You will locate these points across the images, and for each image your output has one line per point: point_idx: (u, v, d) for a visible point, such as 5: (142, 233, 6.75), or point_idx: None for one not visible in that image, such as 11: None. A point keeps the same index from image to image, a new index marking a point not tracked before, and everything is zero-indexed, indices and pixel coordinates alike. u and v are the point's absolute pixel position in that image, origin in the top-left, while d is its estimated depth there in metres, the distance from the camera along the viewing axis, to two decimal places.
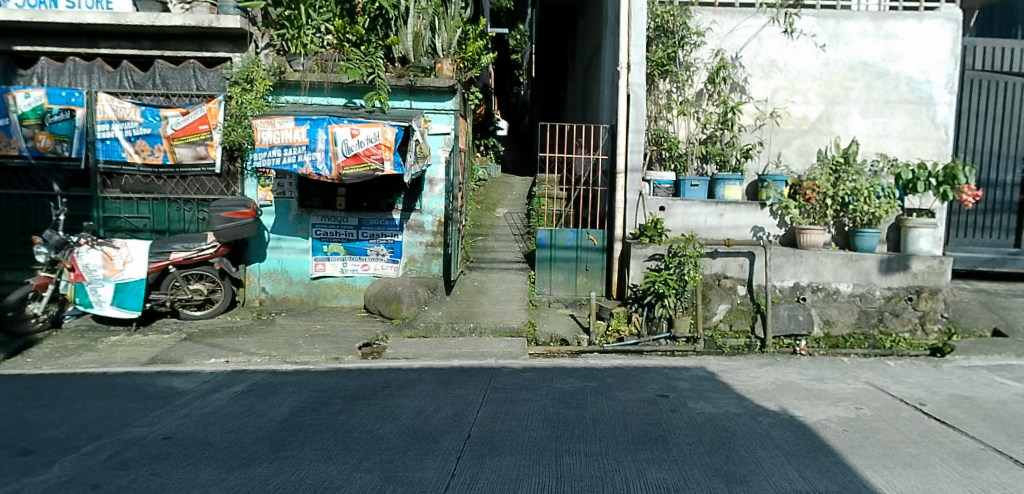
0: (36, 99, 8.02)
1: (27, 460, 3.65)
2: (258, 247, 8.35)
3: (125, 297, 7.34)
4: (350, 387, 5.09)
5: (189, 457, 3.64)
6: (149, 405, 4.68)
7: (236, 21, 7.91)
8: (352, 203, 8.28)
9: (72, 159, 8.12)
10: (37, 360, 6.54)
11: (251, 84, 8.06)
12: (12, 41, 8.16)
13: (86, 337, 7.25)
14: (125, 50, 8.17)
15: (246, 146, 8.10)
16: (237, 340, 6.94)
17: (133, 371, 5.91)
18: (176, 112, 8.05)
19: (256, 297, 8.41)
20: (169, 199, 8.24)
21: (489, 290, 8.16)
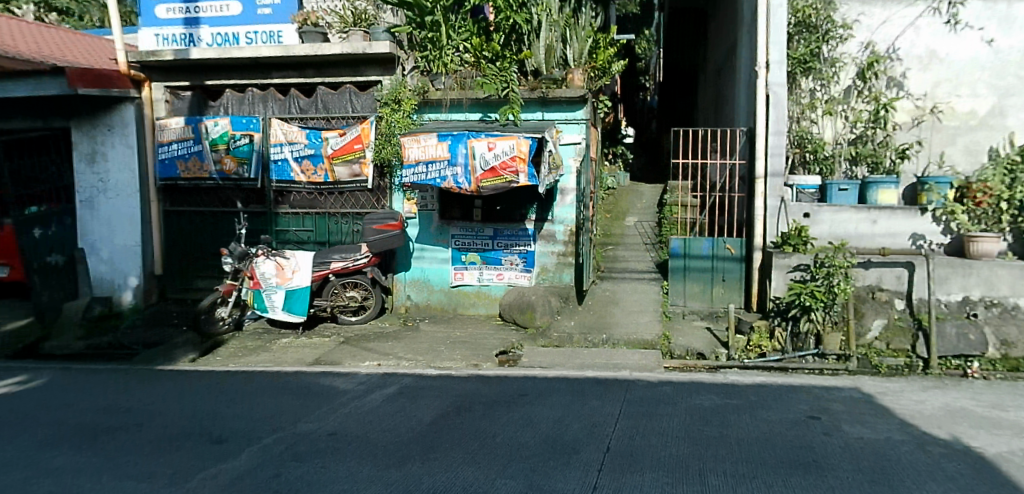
0: (222, 127, 9.01)
1: (220, 449, 4.14)
2: (403, 257, 8.85)
3: (294, 303, 8.10)
4: (492, 393, 5.28)
5: (352, 453, 3.96)
6: (315, 402, 5.13)
7: (386, 47, 8.43)
8: (488, 214, 8.56)
9: (250, 180, 9.09)
10: (222, 358, 7.38)
11: (398, 103, 8.59)
12: (203, 76, 9.28)
13: (261, 338, 8.07)
14: (292, 79, 9.01)
15: (395, 163, 8.70)
16: (387, 345, 7.40)
17: (300, 371, 6.50)
18: (335, 133, 8.72)
19: (402, 304, 8.92)
20: (330, 213, 9.00)
21: (622, 300, 8.10)
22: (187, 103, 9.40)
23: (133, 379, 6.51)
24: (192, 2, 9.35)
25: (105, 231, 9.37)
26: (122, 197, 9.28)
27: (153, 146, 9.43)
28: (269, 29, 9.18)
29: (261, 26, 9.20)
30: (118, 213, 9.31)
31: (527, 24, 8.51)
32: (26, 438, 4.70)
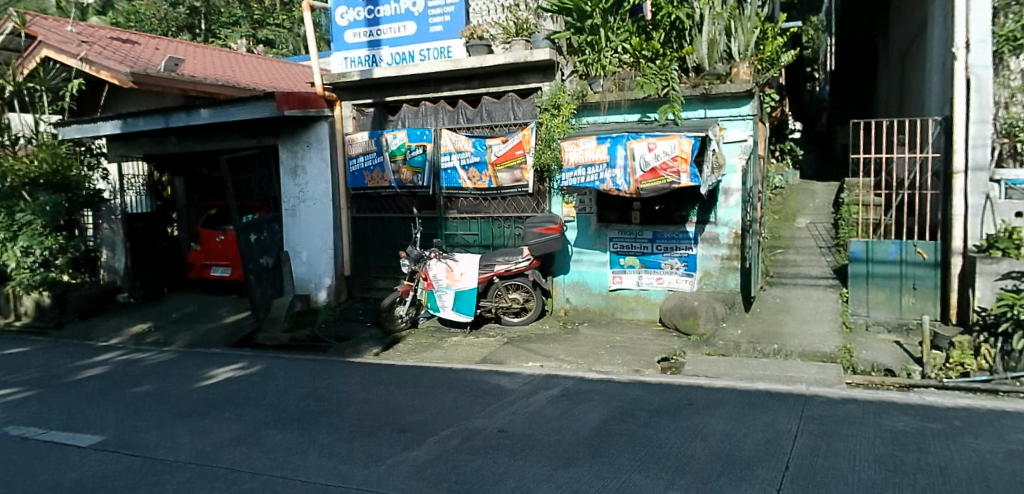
0: (400, 140, 9.68)
1: (404, 437, 4.49)
2: (563, 261, 8.98)
3: (462, 304, 8.55)
4: (657, 401, 5.21)
5: (522, 451, 4.11)
6: (485, 399, 5.38)
7: (546, 53, 8.64)
8: (647, 216, 8.44)
9: (422, 188, 9.69)
10: (400, 353, 7.97)
11: (558, 108, 8.73)
12: (383, 93, 10.08)
13: (433, 336, 8.59)
14: (459, 91, 9.49)
15: (554, 167, 8.83)
16: (549, 347, 7.55)
17: (469, 368, 6.84)
18: (498, 140, 9.08)
19: (562, 307, 9.03)
20: (493, 218, 9.36)
21: (794, 308, 7.65)
22: (370, 118, 10.26)
23: (326, 370, 7.24)
24: (373, 25, 10.16)
25: (303, 236, 10.46)
26: (318, 205, 10.31)
27: (343, 159, 10.39)
28: (440, 45, 9.76)
29: (433, 42, 9.79)
30: (316, 220, 10.36)
31: (688, 20, 8.24)
32: (245, 418, 5.40)
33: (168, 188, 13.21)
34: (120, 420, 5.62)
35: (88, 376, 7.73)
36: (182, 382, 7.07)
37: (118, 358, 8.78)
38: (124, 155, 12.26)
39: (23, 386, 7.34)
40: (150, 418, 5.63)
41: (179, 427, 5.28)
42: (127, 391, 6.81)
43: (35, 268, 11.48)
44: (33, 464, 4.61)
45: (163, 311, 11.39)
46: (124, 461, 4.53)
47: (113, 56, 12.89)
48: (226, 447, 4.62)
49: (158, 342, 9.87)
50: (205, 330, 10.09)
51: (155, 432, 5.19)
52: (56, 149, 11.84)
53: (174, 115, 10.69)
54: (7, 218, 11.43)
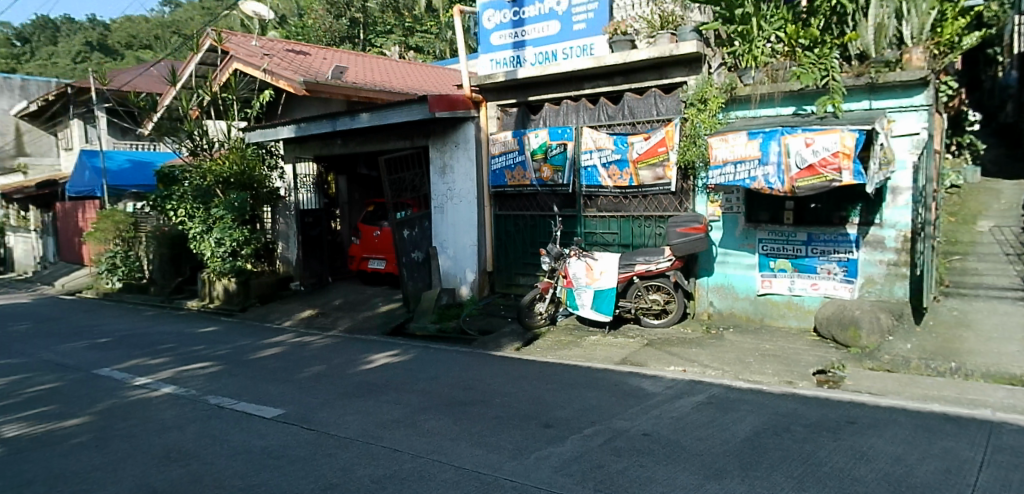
0: (541, 138, 9.84)
1: (549, 433, 4.58)
2: (707, 262, 8.70)
3: (601, 303, 8.51)
4: (814, 416, 4.90)
5: (669, 457, 4.04)
6: (628, 401, 5.35)
7: (693, 46, 8.38)
8: (801, 217, 7.97)
9: (563, 186, 9.76)
10: (541, 350, 8.11)
11: (705, 103, 8.40)
12: (526, 93, 10.26)
13: (573, 334, 8.63)
14: (602, 88, 9.46)
15: (699, 164, 8.55)
16: (692, 351, 7.34)
17: (611, 369, 6.81)
18: (640, 137, 8.94)
19: (705, 311, 8.76)
20: (634, 216, 9.24)
21: (975, 323, 6.86)
22: (513, 117, 10.46)
23: (473, 362, 7.54)
24: (519, 26, 10.39)
25: (451, 232, 11.01)
26: (464, 202, 10.77)
27: (487, 158, 10.71)
28: (583, 43, 9.78)
29: (576, 41, 9.83)
30: (462, 217, 10.88)
31: (852, 4, 7.62)
32: (402, 402, 5.78)
33: (333, 186, 14.25)
34: (296, 396, 6.23)
35: (267, 355, 8.62)
36: (346, 365, 7.69)
37: (291, 341, 9.70)
38: (299, 155, 13.64)
39: (216, 361, 8.34)
40: (320, 396, 6.18)
41: (346, 406, 5.76)
42: (300, 370, 7.51)
43: (226, 257, 12.91)
44: (228, 430, 5.25)
45: (327, 299, 12.42)
46: (301, 433, 5.01)
47: (289, 66, 14.22)
48: (387, 429, 4.97)
49: (323, 327, 10.79)
50: (364, 318, 10.87)
51: (326, 409, 5.70)
52: (244, 152, 13.40)
53: (339, 119, 11.59)
54: (205, 213, 13.12)
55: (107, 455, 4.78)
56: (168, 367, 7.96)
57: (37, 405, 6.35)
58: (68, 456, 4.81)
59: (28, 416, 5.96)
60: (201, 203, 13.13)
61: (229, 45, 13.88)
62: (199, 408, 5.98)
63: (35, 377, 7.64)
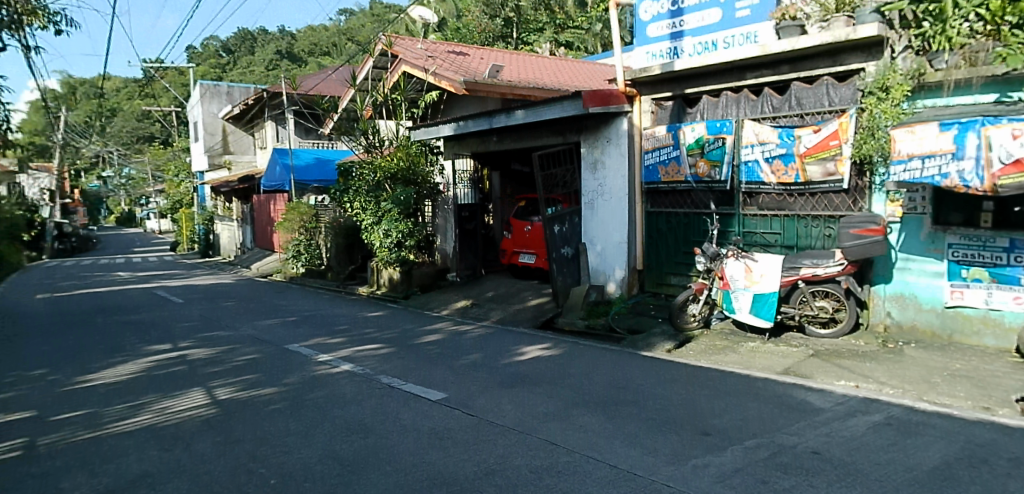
0: (698, 132, 9.54)
1: (708, 441, 4.46)
2: (884, 268, 7.96)
3: (760, 307, 8.09)
4: (1019, 449, 4.34)
5: (842, 479, 3.78)
6: (794, 415, 5.06)
7: (874, 29, 7.56)
8: (1001, 219, 7.05)
9: (720, 182, 9.40)
10: (695, 353, 7.88)
11: (886, 91, 7.67)
12: (683, 85, 9.95)
13: (729, 339, 8.29)
14: (766, 78, 8.94)
15: (877, 159, 7.75)
16: (866, 366, 6.76)
17: (773, 379, 6.47)
18: (809, 130, 8.33)
19: (881, 322, 8.01)
20: (799, 215, 8.66)
21: None
22: (668, 112, 10.16)
23: (624, 361, 7.50)
24: (677, 16, 10.10)
25: (601, 229, 11.00)
26: (615, 198, 10.70)
27: (639, 154, 10.55)
28: (746, 30, 9.34)
29: (739, 28, 9.41)
30: (612, 213, 10.78)
31: None
32: (555, 396, 5.89)
33: (487, 182, 14.44)
34: (457, 382, 6.56)
35: (429, 341, 9.15)
36: (500, 356, 7.97)
37: (449, 329, 10.22)
38: (458, 152, 14.16)
39: (385, 343, 8.99)
40: (478, 384, 6.47)
41: (502, 395, 5.98)
42: (459, 358, 7.90)
43: (392, 247, 13.95)
44: (397, 408, 5.66)
45: (480, 291, 12.90)
46: (463, 418, 5.28)
47: (451, 66, 14.93)
48: (543, 421, 5.10)
49: (477, 317, 11.24)
50: (515, 310, 11.17)
51: (485, 396, 5.95)
52: (409, 148, 14.27)
53: (496, 116, 11.96)
54: (375, 206, 14.27)
55: (298, 422, 5.35)
56: (346, 347, 8.72)
57: (241, 373, 7.23)
58: (268, 421, 5.44)
59: (234, 382, 6.81)
60: (372, 196, 14.27)
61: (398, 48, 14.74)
62: (372, 386, 6.50)
63: (238, 349, 8.69)
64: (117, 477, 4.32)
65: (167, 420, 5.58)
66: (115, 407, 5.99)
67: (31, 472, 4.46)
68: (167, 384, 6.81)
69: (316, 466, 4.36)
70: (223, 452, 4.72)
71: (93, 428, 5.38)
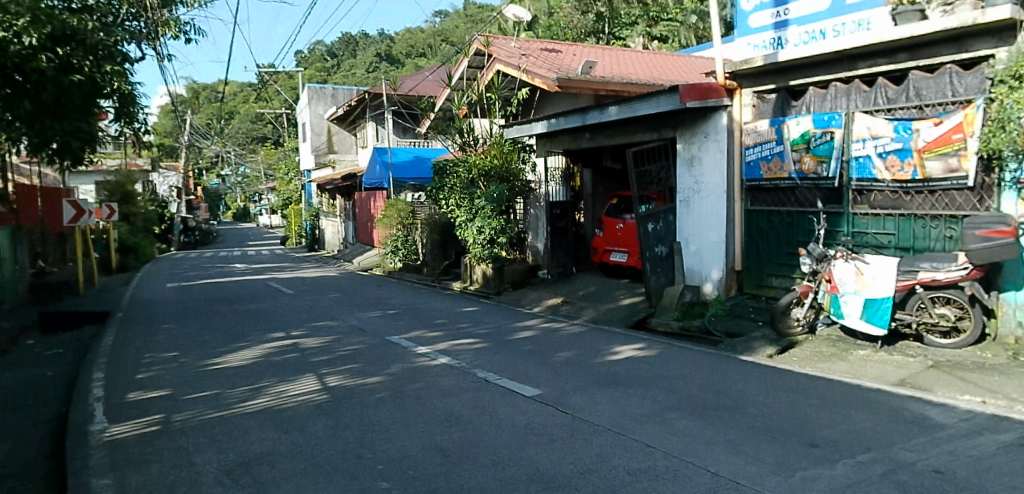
0: (804, 126, 9.12)
1: (816, 453, 4.27)
2: (1015, 273, 7.31)
3: (871, 313, 7.63)
4: None
5: None
6: (912, 430, 4.76)
7: (1008, 11, 6.85)
8: None
9: (827, 179, 8.95)
10: (800, 360, 7.55)
11: (1020, 80, 6.80)
12: (788, 77, 9.49)
13: (837, 346, 7.87)
14: (880, 67, 8.35)
15: (1009, 153, 7.04)
16: (993, 380, 6.25)
17: (887, 390, 6.10)
18: (929, 122, 7.78)
19: (1011, 333, 7.33)
20: (916, 215, 8.08)
21: None
22: (772, 105, 9.77)
23: (722, 365, 7.29)
24: (782, 4, 9.67)
25: (698, 227, 10.72)
26: (713, 196, 10.38)
27: (740, 149, 10.20)
28: (858, 17, 8.83)
29: (850, 15, 8.87)
30: (710, 211, 10.47)
31: None
32: (651, 398, 5.81)
33: (579, 178, 14.50)
34: (551, 379, 6.61)
35: (523, 337, 9.25)
36: (594, 354, 7.95)
37: (542, 326, 10.29)
38: (550, 149, 14.09)
39: (480, 338, 9.17)
40: (572, 382, 6.49)
41: (597, 394, 5.98)
42: (553, 355, 7.94)
43: (485, 244, 14.17)
44: (494, 403, 5.77)
45: (572, 288, 12.88)
46: (559, 416, 5.32)
47: (544, 64, 14.97)
48: (639, 423, 5.06)
49: (569, 315, 11.24)
50: (608, 309, 11.09)
51: (579, 395, 5.97)
52: (502, 146, 14.44)
53: (590, 113, 11.89)
54: (469, 204, 14.50)
55: (401, 412, 5.57)
56: (443, 340, 8.96)
57: (346, 362, 7.60)
58: (373, 408, 5.70)
59: (341, 371, 7.17)
60: (466, 194, 14.52)
61: (492, 48, 15.20)
62: (469, 379, 6.66)
63: (344, 339, 9.13)
64: (241, 454, 4.66)
65: (283, 403, 5.96)
66: (237, 390, 6.45)
67: (167, 446, 4.89)
68: (281, 370, 7.26)
69: (419, 454, 4.53)
70: (334, 436, 4.99)
71: (219, 408, 5.83)
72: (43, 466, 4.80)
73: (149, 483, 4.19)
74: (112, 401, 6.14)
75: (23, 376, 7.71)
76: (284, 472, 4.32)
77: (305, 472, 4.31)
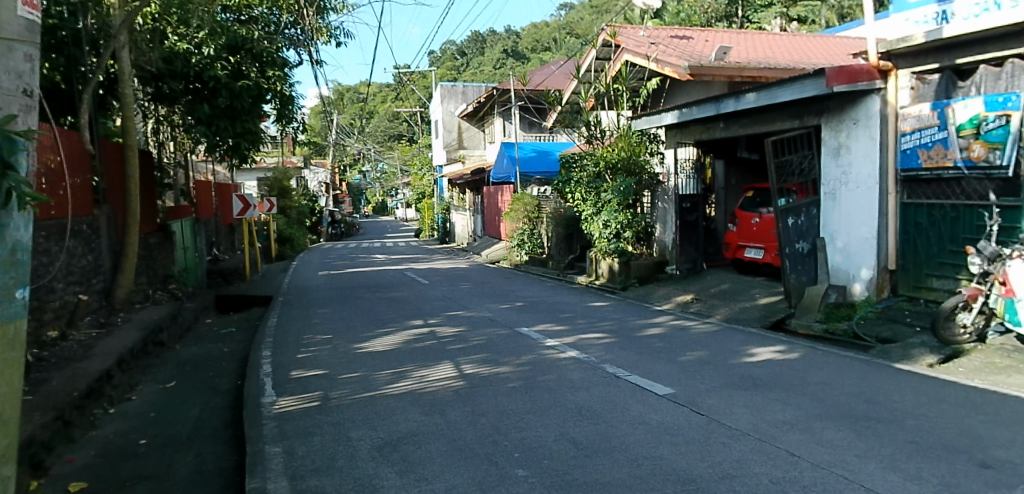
0: (973, 110, 8.23)
1: (991, 476, 3.88)
2: None
3: None
4: None
5: None
6: None
7: None
8: None
9: (1000, 168, 7.99)
10: (967, 371, 6.86)
11: None
12: (954, 55, 8.52)
13: (1013, 357, 7.07)
14: None
15: None
16: None
17: None
18: None
19: None
20: None
21: None
22: (934, 87, 8.75)
23: (872, 373, 6.78)
24: None
25: (846, 221, 10.00)
26: (864, 188, 9.65)
27: (896, 136, 9.31)
28: None
29: None
30: (860, 205, 9.73)
31: None
32: (793, 404, 5.53)
33: (710, 171, 14.19)
34: (684, 378, 6.46)
35: (652, 334, 9.10)
36: (728, 355, 7.66)
37: (673, 323, 10.07)
38: (680, 140, 13.62)
39: (609, 333, 9.13)
40: (707, 382, 6.30)
41: (733, 397, 5.77)
42: (685, 354, 7.75)
43: (611, 238, 14.19)
44: (627, 399, 5.74)
45: (703, 285, 12.46)
46: (694, 416, 5.20)
47: (674, 52, 14.58)
48: (780, 430, 4.83)
49: (701, 313, 10.90)
50: (743, 308, 10.63)
51: (714, 396, 5.79)
52: (630, 138, 14.06)
53: (724, 101, 11.40)
54: (595, 197, 14.48)
55: (535, 402, 5.68)
56: (571, 334, 9.01)
57: (479, 351, 7.86)
58: (507, 397, 5.86)
59: (475, 359, 7.42)
60: (593, 188, 14.44)
61: (620, 39, 15.16)
62: (600, 374, 6.66)
63: (477, 329, 9.44)
64: (389, 433, 4.97)
65: (424, 387, 6.27)
66: (383, 372, 6.87)
67: (325, 421, 5.31)
68: (421, 356, 7.64)
69: (553, 445, 4.60)
70: (472, 422, 5.19)
71: (368, 388, 6.24)
72: (222, 432, 5.38)
73: (313, 454, 4.57)
74: (278, 376, 6.75)
75: (204, 351, 8.67)
76: (428, 452, 4.56)
77: (448, 453, 4.52)
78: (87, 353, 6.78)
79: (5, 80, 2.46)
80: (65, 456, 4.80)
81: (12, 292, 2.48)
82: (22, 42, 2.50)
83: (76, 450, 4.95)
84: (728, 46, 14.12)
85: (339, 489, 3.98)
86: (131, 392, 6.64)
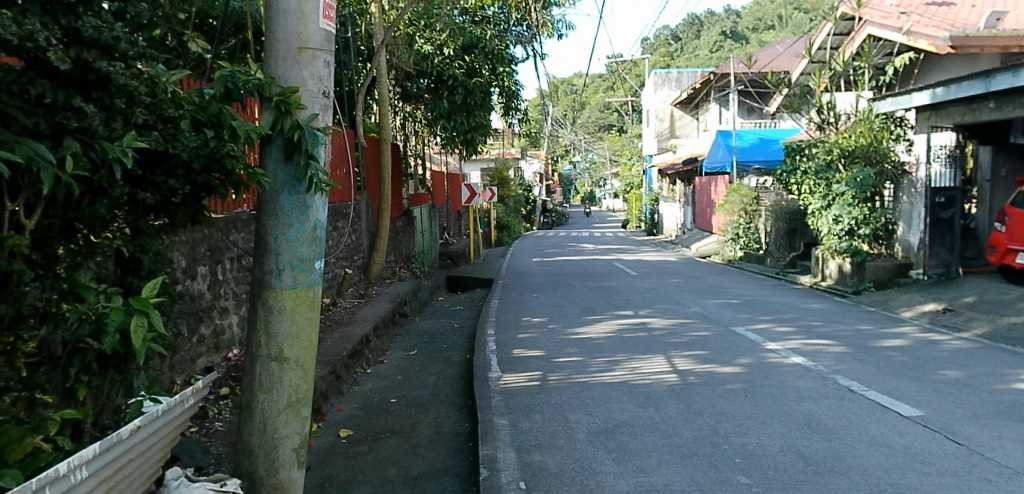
0: None
1: None
2: None
3: None
4: None
5: None
6: None
7: None
8: None
9: None
10: None
11: None
12: None
13: None
14: None
15: None
16: None
17: None
18: None
19: None
20: None
21: None
22: None
23: None
24: None
25: None
26: None
27: None
28: None
29: None
30: None
31: None
32: None
33: (970, 160, 12.32)
34: (935, 401, 5.72)
35: (893, 345, 8.16)
36: (992, 378, 6.61)
37: (920, 335, 8.91)
38: (935, 124, 11.97)
39: (840, 340, 8.37)
40: (965, 408, 5.51)
41: (1001, 428, 4.98)
42: (934, 372, 6.85)
43: (842, 235, 12.83)
44: (863, 416, 5.23)
45: (956, 294, 10.83)
46: (949, 446, 4.58)
47: (932, 22, 12.84)
48: None
49: (954, 326, 9.50)
50: (1011, 324, 9.07)
51: (975, 424, 5.05)
52: (871, 123, 12.78)
53: (997, 76, 9.70)
54: (825, 189, 13.22)
55: (757, 407, 5.42)
56: (797, 338, 8.41)
57: (693, 348, 7.67)
58: (725, 399, 5.63)
59: (690, 355, 7.25)
60: (822, 179, 13.25)
61: (864, 11, 13.70)
62: (830, 385, 6.13)
63: (690, 324, 9.23)
64: (606, 420, 5.07)
65: (637, 379, 6.28)
66: (598, 360, 7.00)
67: (546, 400, 5.57)
68: (634, 347, 7.66)
69: (778, 456, 4.36)
70: (689, 420, 5.09)
71: (583, 374, 6.40)
72: (454, 400, 5.87)
73: (537, 431, 4.82)
74: (502, 354, 7.23)
75: (439, 325, 9.57)
76: (644, 445, 4.58)
77: (665, 449, 4.50)
78: (352, 319, 7.83)
79: (310, 84, 2.92)
80: (336, 405, 5.61)
81: (312, 263, 2.95)
82: (324, 50, 2.94)
83: (344, 402, 5.76)
84: (1002, 12, 12.07)
85: (560, 466, 4.18)
86: (383, 356, 7.56)
